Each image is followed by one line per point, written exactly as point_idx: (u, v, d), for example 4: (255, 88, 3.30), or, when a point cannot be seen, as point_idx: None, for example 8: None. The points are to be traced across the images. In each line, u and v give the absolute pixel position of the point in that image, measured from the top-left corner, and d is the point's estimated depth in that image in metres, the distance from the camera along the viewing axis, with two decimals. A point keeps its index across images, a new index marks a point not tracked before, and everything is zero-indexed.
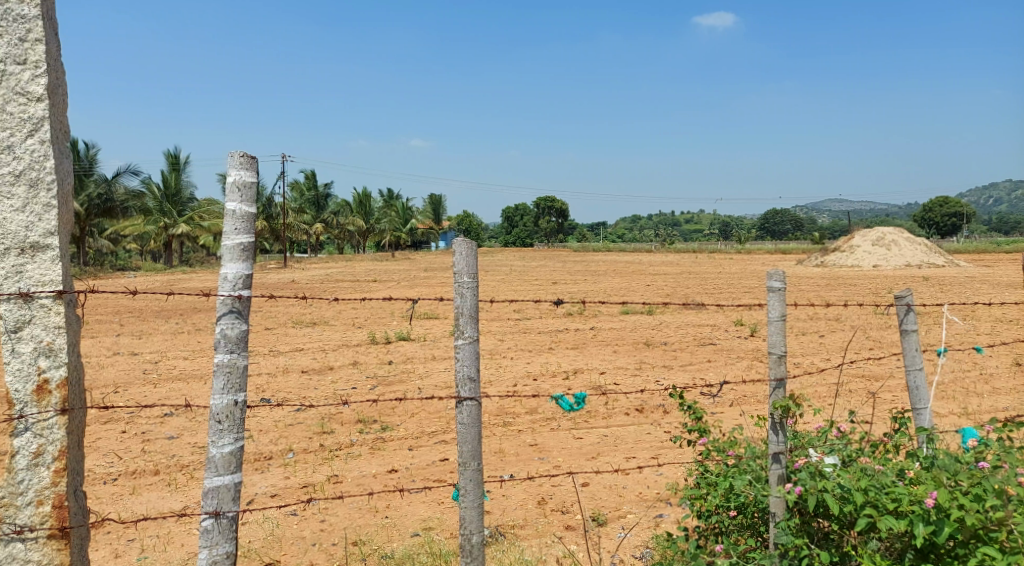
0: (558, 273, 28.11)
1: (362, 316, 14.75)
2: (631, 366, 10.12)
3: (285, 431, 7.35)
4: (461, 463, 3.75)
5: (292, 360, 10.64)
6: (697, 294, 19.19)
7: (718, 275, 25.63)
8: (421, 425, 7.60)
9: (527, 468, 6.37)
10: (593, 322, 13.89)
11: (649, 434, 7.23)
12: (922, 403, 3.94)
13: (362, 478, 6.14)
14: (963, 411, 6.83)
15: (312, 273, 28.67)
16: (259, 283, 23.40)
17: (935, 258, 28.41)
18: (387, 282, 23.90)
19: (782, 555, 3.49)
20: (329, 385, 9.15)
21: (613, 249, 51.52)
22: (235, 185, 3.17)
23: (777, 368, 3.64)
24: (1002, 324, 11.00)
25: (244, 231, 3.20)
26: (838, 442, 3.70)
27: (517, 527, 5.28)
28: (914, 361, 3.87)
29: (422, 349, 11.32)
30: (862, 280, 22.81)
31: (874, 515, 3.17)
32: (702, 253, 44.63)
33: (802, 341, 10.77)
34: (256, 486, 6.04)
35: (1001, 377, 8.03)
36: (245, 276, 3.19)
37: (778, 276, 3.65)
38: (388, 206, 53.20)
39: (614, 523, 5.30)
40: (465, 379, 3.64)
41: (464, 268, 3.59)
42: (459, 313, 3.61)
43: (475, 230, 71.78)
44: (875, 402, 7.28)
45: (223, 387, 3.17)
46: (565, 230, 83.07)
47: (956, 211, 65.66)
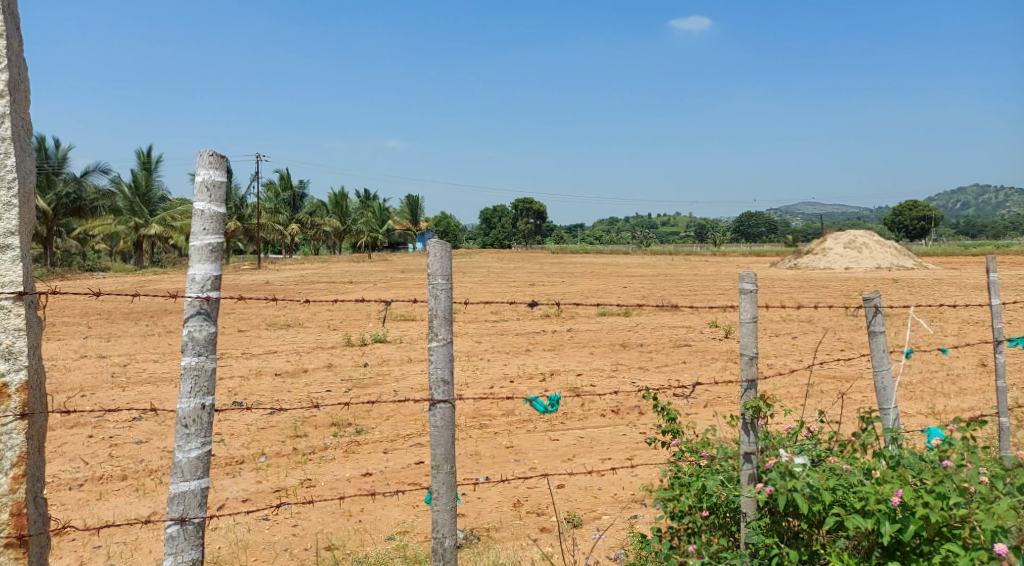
0: (535, 275, 28.11)
1: (336, 318, 14.62)
2: (607, 368, 10.15)
3: (257, 435, 7.26)
4: (433, 466, 3.72)
5: (265, 362, 10.52)
6: (673, 296, 19.30)
7: (694, 277, 25.80)
8: (396, 428, 7.55)
9: (502, 470, 6.35)
10: (569, 323, 13.92)
11: (624, 435, 7.25)
12: (889, 403, 3.98)
13: (335, 482, 6.08)
14: (930, 411, 6.94)
15: (287, 274, 28.39)
16: (232, 285, 23.13)
17: (905, 260, 28.87)
18: (363, 283, 23.73)
19: (752, 555, 3.51)
20: (303, 388, 9.06)
21: (590, 251, 51.68)
22: (204, 185, 3.11)
23: (748, 369, 3.67)
24: (967, 326, 11.21)
25: (213, 232, 3.14)
26: (807, 442, 3.74)
27: (492, 530, 5.26)
28: (882, 361, 3.92)
29: (397, 351, 11.25)
30: (834, 282, 23.09)
31: (841, 514, 3.21)
32: (678, 255, 44.88)
33: (775, 342, 10.88)
34: (227, 490, 5.96)
35: (967, 378, 8.18)
36: (213, 277, 3.14)
37: (749, 277, 3.68)
38: (364, 207, 52.90)
39: (588, 525, 5.30)
40: (438, 382, 3.62)
41: (437, 270, 3.56)
42: (433, 315, 3.58)
43: (452, 232, 71.61)
44: (846, 403, 7.37)
45: (190, 390, 3.11)
46: (542, 232, 83.23)
47: (925, 215, 66.83)
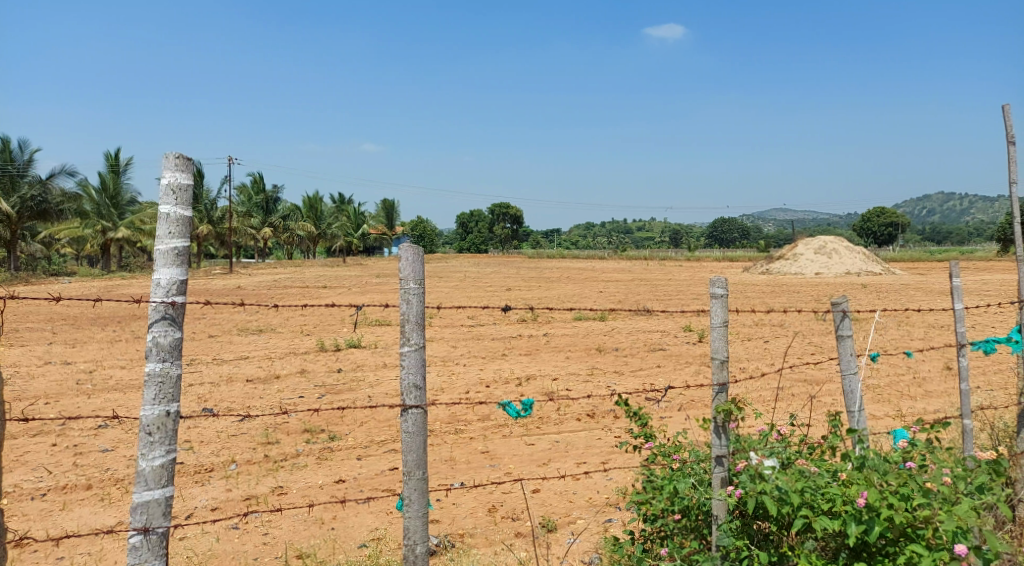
0: (511, 280, 28.12)
1: (310, 323, 14.48)
2: (582, 372, 10.17)
3: (228, 442, 7.16)
4: (405, 472, 3.69)
5: (236, 368, 10.38)
6: (647, 301, 19.41)
7: (668, 282, 25.96)
8: (370, 434, 7.48)
9: (477, 476, 6.32)
10: (545, 328, 13.92)
11: (599, 439, 7.26)
12: (856, 406, 4.02)
13: (308, 490, 6.01)
14: (898, 413, 7.04)
15: (259, 279, 28.08)
16: (203, 289, 22.80)
17: (873, 266, 29.35)
18: (337, 288, 23.55)
19: (723, 557, 3.53)
20: (275, 394, 8.95)
21: (566, 256, 51.78)
22: (170, 188, 3.06)
23: (719, 373, 3.68)
24: (933, 330, 11.41)
25: (178, 236, 3.09)
26: (777, 445, 3.75)
27: (466, 536, 5.22)
28: (849, 365, 3.96)
29: (372, 357, 11.17)
30: (805, 286, 23.39)
31: (809, 516, 3.23)
32: (653, 261, 45.13)
33: (748, 346, 10.98)
34: (196, 499, 5.85)
35: (934, 381, 8.32)
36: (179, 282, 3.09)
37: (720, 282, 3.70)
38: (339, 211, 52.59)
39: (563, 529, 5.29)
40: (410, 388, 3.59)
41: (410, 275, 3.54)
42: (405, 320, 3.56)
43: (427, 237, 71.41)
44: (816, 406, 7.45)
45: (154, 397, 3.05)
46: (518, 236, 83.34)
47: (893, 222, 67.98)
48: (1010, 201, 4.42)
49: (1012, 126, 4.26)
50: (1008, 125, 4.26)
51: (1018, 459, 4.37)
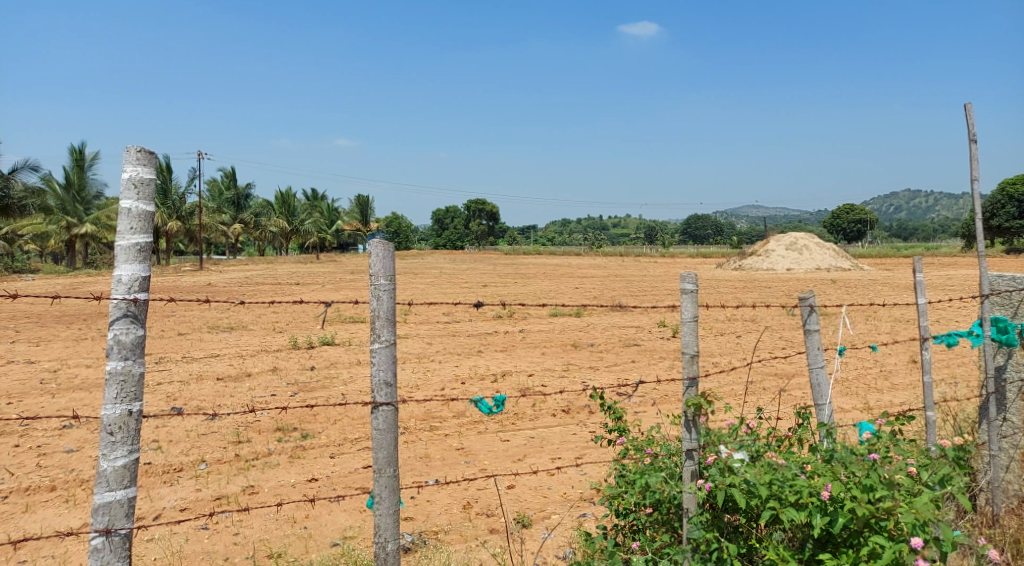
0: (486, 276, 28.08)
1: (283, 320, 14.34)
2: (557, 368, 10.19)
3: (198, 441, 7.06)
4: (376, 470, 3.66)
5: (206, 366, 10.24)
6: (622, 297, 19.51)
7: (643, 278, 26.10)
8: (343, 432, 7.42)
9: (452, 472, 6.31)
10: (521, 324, 13.93)
11: (574, 434, 7.27)
12: (823, 399, 4.06)
13: (280, 488, 5.95)
14: (865, 406, 7.16)
15: (230, 275, 27.72)
16: (174, 286, 22.49)
17: (843, 262, 29.79)
18: (311, 284, 23.33)
19: (693, 550, 3.56)
20: (246, 392, 8.84)
21: (541, 252, 51.84)
22: (131, 182, 3.00)
23: (689, 368, 3.70)
24: (900, 324, 11.62)
25: (141, 231, 3.03)
26: (747, 438, 3.77)
27: (441, 533, 5.20)
28: (817, 359, 4.00)
29: (346, 354, 11.08)
30: (776, 282, 23.63)
31: (776, 508, 3.27)
32: (627, 257, 45.28)
33: (721, 341, 11.08)
34: (164, 499, 5.77)
35: (900, 374, 8.47)
36: (141, 279, 3.03)
37: (690, 277, 3.71)
38: (312, 207, 52.12)
39: (538, 524, 5.30)
40: (381, 384, 3.56)
41: (380, 270, 3.51)
42: (375, 316, 3.53)
43: (403, 234, 71.09)
44: (786, 399, 7.54)
45: (116, 396, 2.99)
46: (495, 233, 83.29)
47: (861, 218, 69.16)
48: (973, 198, 4.48)
49: (974, 124, 4.31)
50: (971, 123, 4.32)
51: (979, 451, 4.46)
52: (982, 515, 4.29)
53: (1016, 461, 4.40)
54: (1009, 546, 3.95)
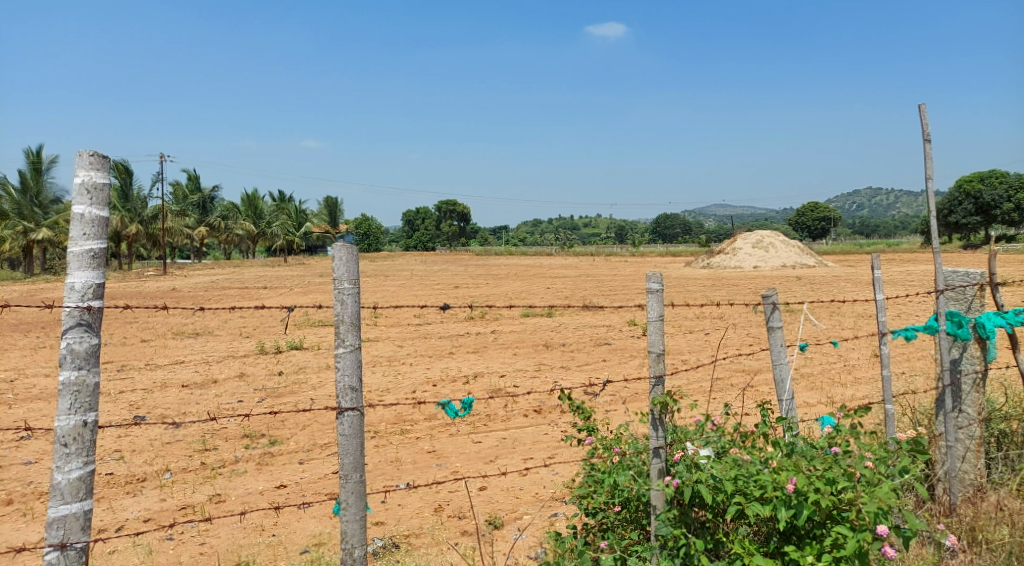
0: (458, 278, 28.01)
1: (250, 325, 14.14)
2: (529, 368, 10.19)
3: (162, 450, 6.93)
4: (341, 475, 3.61)
5: (171, 374, 10.05)
6: (593, 296, 19.60)
7: (613, 277, 26.29)
8: (313, 437, 7.34)
9: (423, 476, 6.27)
10: (492, 325, 13.90)
11: (546, 434, 7.28)
12: (785, 394, 4.10)
13: (247, 496, 5.86)
14: (829, 400, 7.29)
15: (196, 280, 27.28)
16: (137, 292, 22.05)
17: (807, 259, 30.30)
18: (279, 288, 23.06)
19: (661, 546, 3.59)
20: (212, 399, 8.70)
21: (511, 252, 51.85)
22: (84, 187, 2.92)
23: (655, 366, 3.72)
24: (863, 319, 11.84)
25: (94, 237, 2.95)
26: (712, 434, 3.81)
27: (412, 536, 5.17)
28: (780, 355, 4.06)
29: (315, 358, 10.97)
30: (743, 280, 23.94)
31: (742, 503, 3.31)
32: (597, 257, 45.45)
33: (689, 339, 11.17)
34: (127, 510, 5.65)
35: (863, 368, 8.63)
36: (96, 286, 2.96)
37: (656, 277, 3.73)
38: (280, 209, 51.58)
39: (509, 525, 5.29)
40: (346, 389, 3.52)
41: (344, 274, 3.47)
42: (339, 320, 3.48)
43: (373, 236, 70.62)
44: (754, 395, 7.63)
45: (69, 407, 2.92)
46: (466, 234, 83.18)
47: (825, 216, 70.39)
48: (927, 195, 4.56)
49: (927, 123, 4.40)
50: (924, 123, 4.40)
51: (937, 442, 4.54)
52: (940, 505, 4.38)
53: (971, 451, 4.50)
54: (965, 534, 4.05)
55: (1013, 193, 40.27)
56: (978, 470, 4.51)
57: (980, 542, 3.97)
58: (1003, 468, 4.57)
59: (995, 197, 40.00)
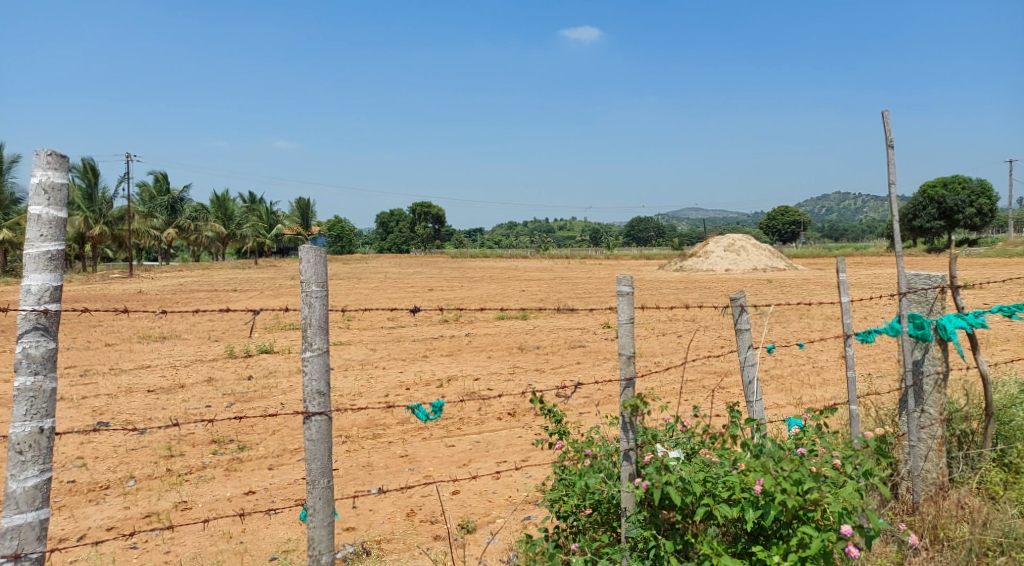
0: (432, 280, 27.89)
1: (219, 329, 13.92)
2: (503, 371, 10.17)
3: (127, 457, 6.78)
4: (308, 481, 3.56)
5: (136, 378, 9.86)
6: (568, 299, 19.63)
7: (588, 280, 26.37)
8: (283, 442, 7.24)
9: (396, 480, 6.22)
10: (466, 328, 13.85)
11: (519, 437, 7.27)
12: (754, 396, 4.13)
13: (214, 503, 5.76)
14: (799, 400, 7.37)
15: (164, 282, 26.82)
16: (103, 294, 21.62)
17: (778, 262, 30.66)
18: (250, 291, 22.76)
19: (632, 548, 3.60)
20: (180, 404, 8.56)
21: (485, 255, 51.74)
22: (41, 187, 2.84)
23: (626, 369, 3.72)
24: (831, 321, 12.00)
25: (52, 239, 2.88)
26: (682, 436, 3.84)
27: (384, 542, 5.12)
28: (748, 357, 4.09)
29: (285, 362, 10.84)
30: (715, 283, 24.15)
31: (710, 504, 3.33)
32: (572, 259, 45.57)
33: (662, 341, 11.23)
34: (90, 519, 5.52)
35: (832, 369, 8.75)
36: (53, 288, 2.88)
37: (626, 280, 3.74)
38: (251, 211, 50.96)
39: (482, 529, 5.26)
40: (314, 394, 3.47)
41: (312, 277, 3.42)
42: (307, 324, 3.44)
43: (347, 238, 70.07)
44: (725, 396, 7.69)
45: (25, 414, 2.84)
46: (440, 237, 82.96)
47: (795, 220, 71.24)
48: (891, 200, 4.63)
49: (891, 129, 4.47)
50: (887, 128, 4.47)
51: (900, 442, 4.60)
52: (903, 503, 4.44)
53: (933, 450, 4.57)
54: (927, 532, 4.10)
55: (975, 199, 41.21)
56: (939, 469, 4.58)
57: (942, 540, 4.04)
58: (963, 467, 4.65)
59: (958, 202, 40.86)
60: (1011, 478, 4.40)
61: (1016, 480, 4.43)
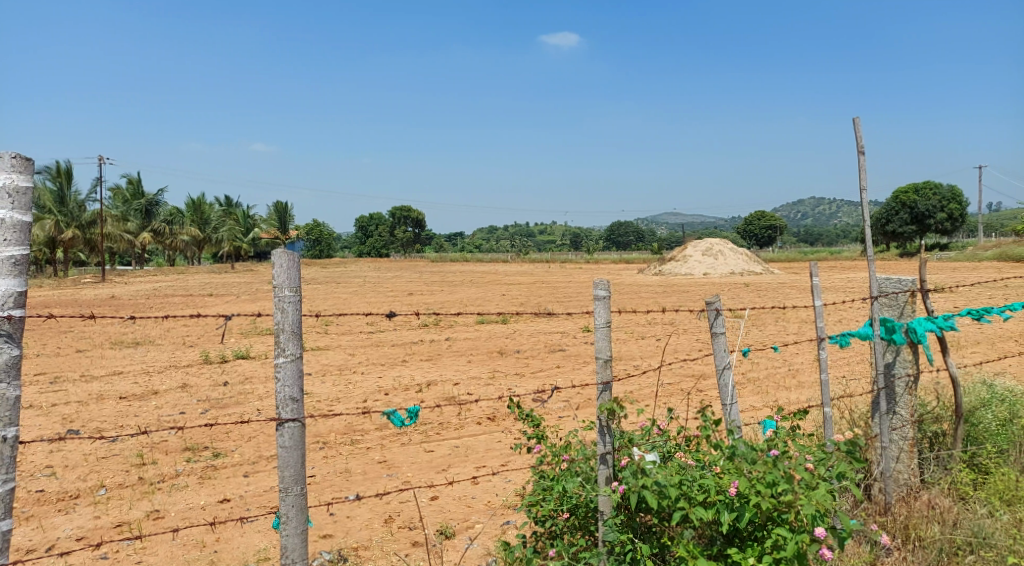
0: (412, 284, 27.81)
1: (194, 334, 13.74)
2: (483, 375, 10.15)
3: (97, 465, 6.66)
4: (281, 489, 3.51)
5: (108, 385, 9.70)
6: (547, 303, 19.66)
7: (568, 284, 26.47)
8: (258, 449, 7.15)
9: (374, 486, 6.16)
10: (446, 333, 13.81)
11: (499, 442, 7.24)
12: (729, 399, 4.14)
13: (188, 512, 5.67)
14: (776, 403, 7.42)
15: (138, 287, 26.44)
16: (75, 300, 21.26)
17: (755, 266, 30.94)
18: (227, 295, 22.51)
19: (609, 552, 3.59)
20: (153, 411, 8.43)
21: (464, 260, 51.62)
22: (5, 191, 2.78)
23: (602, 373, 3.72)
24: (807, 324, 12.13)
25: (15, 243, 2.81)
26: (659, 439, 3.83)
27: (361, 549, 5.07)
28: (723, 361, 4.10)
29: (262, 368, 10.72)
30: (694, 286, 24.34)
31: (686, 508, 3.33)
32: (552, 263, 45.63)
33: (641, 345, 11.27)
34: (59, 529, 5.42)
35: (808, 372, 8.83)
36: (17, 294, 2.82)
37: (602, 284, 3.73)
38: (228, 215, 50.48)
39: (460, 535, 5.23)
40: (286, 401, 3.43)
41: (285, 282, 3.38)
42: (280, 329, 3.39)
43: (326, 241, 69.61)
44: (703, 399, 7.73)
45: None
46: (420, 241, 82.83)
47: (772, 224, 71.89)
48: (863, 206, 4.68)
49: (861, 136, 4.51)
50: (859, 135, 4.51)
51: (872, 443, 4.65)
52: (876, 504, 4.47)
53: (905, 451, 4.62)
54: (899, 533, 4.14)
55: (946, 204, 41.89)
56: (911, 470, 4.63)
57: (914, 540, 4.07)
58: (934, 467, 4.70)
59: (929, 208, 41.52)
60: (979, 479, 4.46)
61: (984, 480, 4.50)
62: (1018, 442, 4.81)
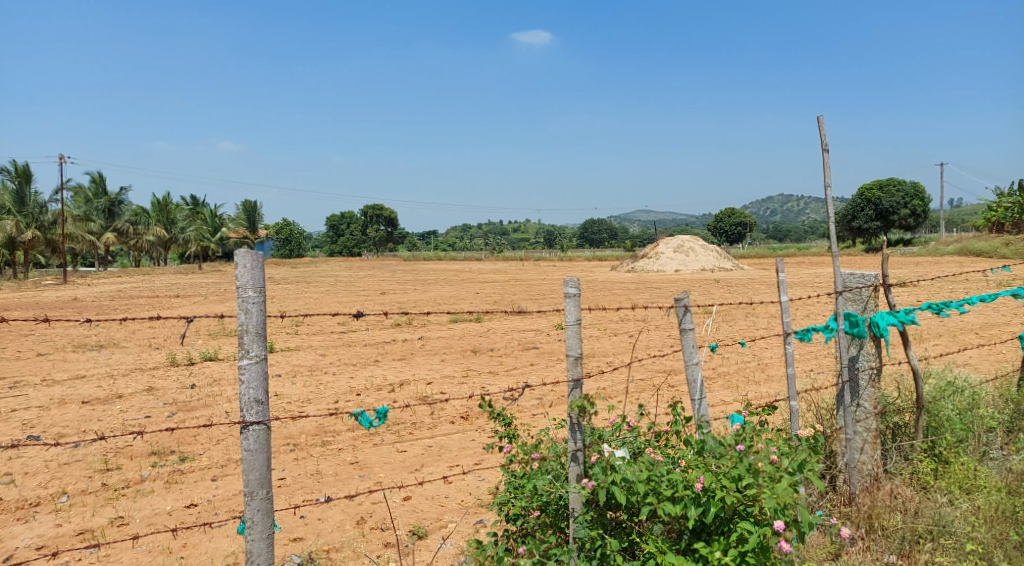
0: (384, 283, 27.61)
1: (160, 336, 13.47)
2: (456, 374, 10.10)
3: (59, 472, 6.49)
4: (246, 493, 3.44)
5: (71, 389, 9.47)
6: (521, 300, 19.64)
7: (541, 282, 26.47)
8: (227, 452, 7.03)
9: (346, 488, 6.09)
10: (419, 332, 13.72)
11: (472, 441, 7.21)
12: (698, 394, 4.15)
13: (154, 517, 5.56)
14: (747, 397, 7.48)
15: (102, 288, 25.92)
16: (36, 302, 20.75)
17: (725, 262, 31.22)
18: (195, 296, 22.13)
19: (579, 548, 3.58)
20: (117, 415, 8.24)
21: (437, 258, 51.29)
22: None
23: (573, 370, 3.70)
24: (776, 320, 12.26)
25: None
26: (629, 435, 3.82)
27: (332, 551, 5.01)
28: (692, 356, 4.10)
29: (230, 370, 10.56)
30: (666, 283, 24.50)
31: (654, 503, 3.33)
32: (525, 261, 45.64)
33: (613, 341, 11.30)
34: (18, 538, 5.27)
35: (777, 366, 8.92)
36: None
37: (573, 281, 3.71)
38: (195, 214, 49.66)
39: (433, 535, 5.19)
40: (251, 403, 3.36)
41: (248, 282, 3.31)
42: (244, 331, 3.32)
43: (296, 241, 68.84)
44: (675, 394, 7.77)
45: None
46: (392, 239, 82.34)
47: (741, 221, 72.56)
48: (828, 202, 4.72)
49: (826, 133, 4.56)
50: (823, 133, 4.56)
51: (837, 435, 4.69)
52: (841, 495, 4.52)
53: (868, 443, 4.66)
54: (863, 522, 4.19)
55: (908, 200, 42.61)
56: (874, 460, 4.67)
57: (877, 530, 4.12)
58: (896, 458, 4.77)
59: (893, 204, 42.20)
60: (939, 468, 4.54)
61: (944, 470, 4.58)
62: (976, 432, 4.90)
